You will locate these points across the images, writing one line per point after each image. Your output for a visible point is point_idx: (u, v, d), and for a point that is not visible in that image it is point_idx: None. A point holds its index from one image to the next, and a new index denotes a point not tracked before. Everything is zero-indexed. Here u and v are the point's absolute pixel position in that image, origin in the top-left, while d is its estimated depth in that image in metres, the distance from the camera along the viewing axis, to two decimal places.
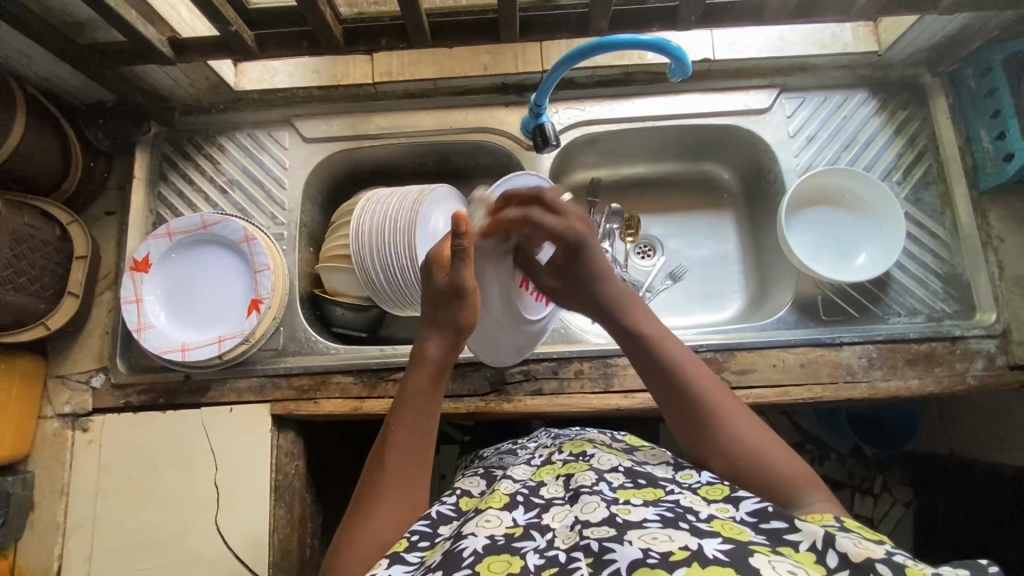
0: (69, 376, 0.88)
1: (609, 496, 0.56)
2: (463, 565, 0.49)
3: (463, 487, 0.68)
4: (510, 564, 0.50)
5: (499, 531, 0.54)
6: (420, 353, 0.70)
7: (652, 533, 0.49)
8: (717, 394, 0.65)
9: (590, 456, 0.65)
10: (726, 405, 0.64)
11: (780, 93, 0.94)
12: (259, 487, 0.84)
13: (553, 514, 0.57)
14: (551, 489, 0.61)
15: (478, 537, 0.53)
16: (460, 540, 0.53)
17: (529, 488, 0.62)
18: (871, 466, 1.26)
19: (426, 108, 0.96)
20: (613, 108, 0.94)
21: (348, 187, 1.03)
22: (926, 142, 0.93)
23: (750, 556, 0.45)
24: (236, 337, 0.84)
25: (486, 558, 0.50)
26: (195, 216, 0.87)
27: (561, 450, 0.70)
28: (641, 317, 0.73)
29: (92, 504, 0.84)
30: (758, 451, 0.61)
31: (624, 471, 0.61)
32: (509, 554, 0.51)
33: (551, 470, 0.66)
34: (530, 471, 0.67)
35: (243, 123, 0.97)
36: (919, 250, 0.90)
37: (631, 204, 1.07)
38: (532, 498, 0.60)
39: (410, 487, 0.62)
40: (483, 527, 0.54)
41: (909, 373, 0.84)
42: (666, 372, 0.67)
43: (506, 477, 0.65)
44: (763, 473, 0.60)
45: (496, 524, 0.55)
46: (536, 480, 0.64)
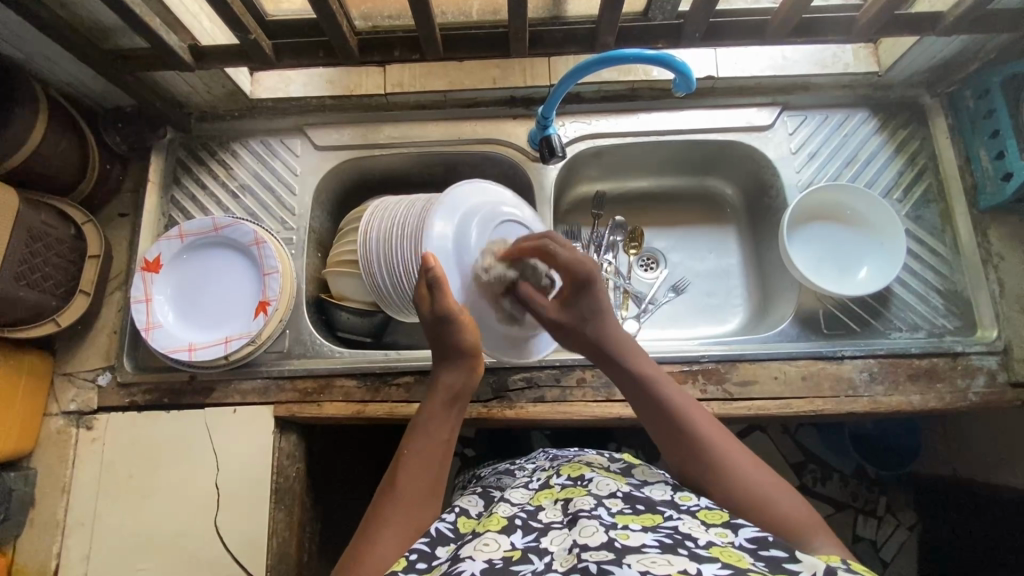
0: (76, 374, 0.89)
1: (607, 519, 0.55)
2: None
3: (461, 509, 0.66)
4: None
5: (497, 555, 0.54)
6: (433, 381, 0.71)
7: (650, 558, 0.48)
8: (714, 429, 0.65)
9: (589, 481, 0.64)
10: (725, 446, 0.63)
11: (783, 111, 0.96)
12: (260, 488, 0.84)
13: (552, 538, 0.55)
14: (549, 513, 0.60)
15: (477, 561, 0.52)
16: (458, 563, 0.52)
17: (528, 512, 0.61)
18: (874, 488, 1.24)
19: (435, 119, 0.98)
20: (618, 122, 0.96)
21: (357, 195, 1.05)
22: (926, 160, 0.94)
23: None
24: (242, 338, 0.85)
25: None
26: (202, 221, 0.89)
27: (558, 474, 0.69)
28: (641, 359, 0.72)
29: (93, 502, 0.84)
30: (756, 484, 0.60)
31: (623, 496, 0.60)
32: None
33: (550, 494, 0.64)
34: (529, 494, 0.66)
35: (256, 130, 0.99)
36: (920, 267, 0.91)
37: (635, 217, 1.08)
38: (530, 522, 0.59)
39: (419, 509, 0.62)
40: (482, 552, 0.54)
41: (911, 389, 0.84)
42: (660, 408, 0.67)
43: (503, 502, 0.64)
44: (767, 509, 0.58)
45: (494, 547, 0.55)
46: (536, 504, 0.63)
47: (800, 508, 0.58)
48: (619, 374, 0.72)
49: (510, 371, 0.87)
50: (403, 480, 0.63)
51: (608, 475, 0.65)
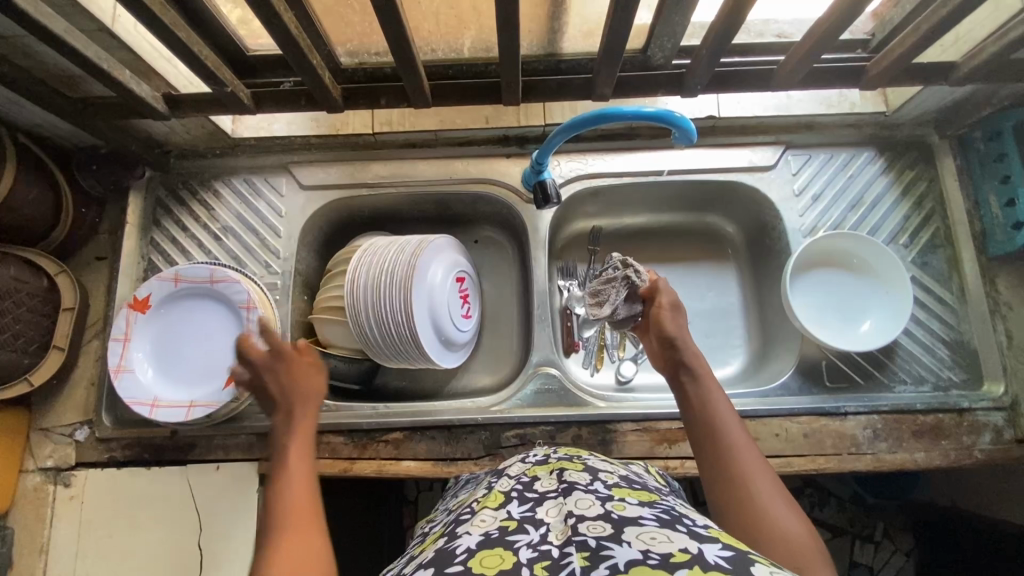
0: (52, 429, 0.86)
1: (603, 494, 0.53)
2: (455, 562, 0.45)
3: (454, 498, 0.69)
4: (502, 559, 0.44)
5: (493, 527, 0.50)
6: None
7: (649, 533, 0.46)
8: (747, 447, 0.63)
9: (586, 459, 0.62)
10: (751, 464, 0.61)
11: (787, 150, 0.93)
12: (246, 550, 0.81)
13: (547, 509, 0.51)
14: (544, 483, 0.57)
15: (471, 535, 0.49)
16: (454, 540, 0.49)
17: (523, 484, 0.57)
18: (871, 513, 1.24)
19: (426, 157, 0.94)
20: (615, 162, 0.93)
21: (346, 232, 1.01)
22: (933, 204, 0.91)
23: (753, 566, 0.42)
24: (208, 407, 0.81)
25: (479, 553, 0.45)
26: (121, 317, 0.83)
27: (556, 450, 0.66)
28: (705, 372, 0.73)
29: (71, 564, 0.81)
30: (766, 503, 0.57)
31: (619, 476, 0.59)
32: (501, 548, 0.46)
33: (545, 467, 0.61)
34: (527, 467, 0.63)
35: (239, 167, 0.95)
36: (927, 317, 0.88)
37: (633, 253, 1.05)
38: (525, 493, 0.55)
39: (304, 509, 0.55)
40: (478, 525, 0.50)
41: (915, 446, 0.82)
42: (705, 417, 0.67)
43: (502, 478, 0.61)
44: (762, 528, 0.56)
45: (490, 521, 0.51)
46: (530, 475, 0.59)
47: (808, 534, 0.55)
48: (677, 389, 0.73)
49: (503, 427, 0.84)
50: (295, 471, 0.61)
51: (606, 460, 0.64)
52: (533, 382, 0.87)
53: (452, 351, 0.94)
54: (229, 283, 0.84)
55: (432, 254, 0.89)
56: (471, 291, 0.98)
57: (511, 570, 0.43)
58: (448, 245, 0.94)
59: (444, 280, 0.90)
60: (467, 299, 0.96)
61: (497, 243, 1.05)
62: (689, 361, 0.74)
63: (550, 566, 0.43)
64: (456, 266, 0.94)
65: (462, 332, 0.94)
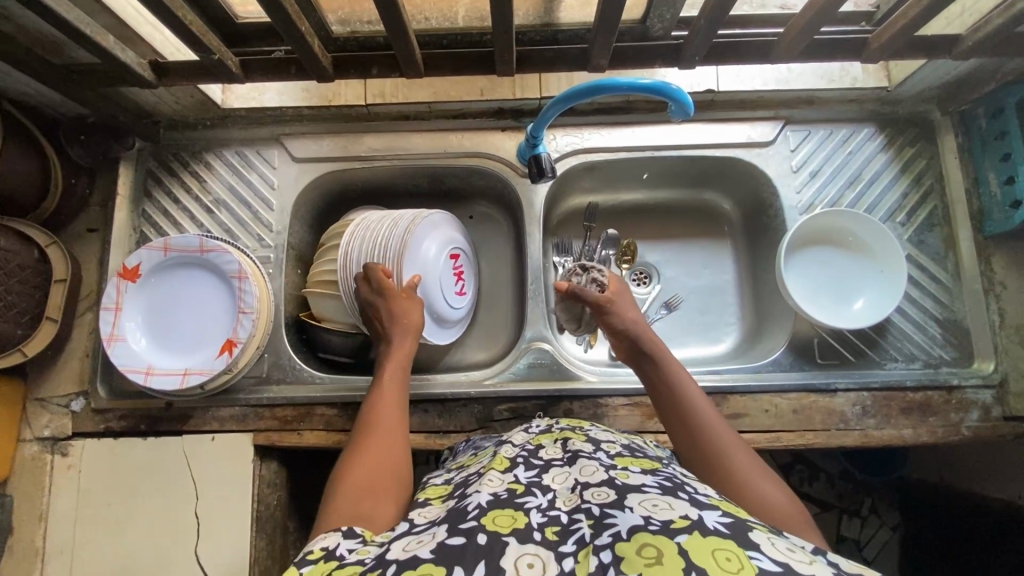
0: (48, 400, 0.87)
1: (607, 462, 0.55)
2: (467, 518, 0.48)
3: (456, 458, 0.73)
4: (514, 519, 0.47)
5: (501, 488, 0.52)
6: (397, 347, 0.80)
7: (652, 500, 0.47)
8: (716, 423, 0.66)
9: (587, 429, 0.65)
10: (724, 438, 0.64)
11: (786, 126, 0.92)
12: (241, 518, 0.82)
13: (553, 475, 0.54)
14: (549, 451, 0.59)
15: (481, 493, 0.51)
16: (466, 498, 0.52)
17: (529, 450, 0.60)
18: (860, 489, 1.24)
19: (420, 129, 0.93)
20: (612, 136, 0.91)
21: (339, 206, 1.00)
22: (932, 182, 0.90)
23: (750, 532, 0.43)
24: (202, 375, 0.81)
25: (490, 512, 0.48)
26: (110, 287, 0.83)
27: (558, 420, 0.69)
28: (665, 356, 0.75)
29: (71, 531, 0.83)
30: (742, 472, 0.60)
31: (621, 445, 0.61)
32: (511, 509, 0.49)
33: (548, 435, 0.64)
34: (529, 435, 0.66)
35: (230, 139, 0.94)
36: (920, 294, 0.88)
37: (629, 230, 1.05)
38: (531, 459, 0.58)
39: (381, 463, 0.64)
40: (487, 485, 0.53)
41: (903, 423, 0.82)
42: (675, 403, 0.69)
43: (505, 443, 0.64)
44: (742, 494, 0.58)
45: (498, 482, 0.53)
46: (536, 443, 0.62)
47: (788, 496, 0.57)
48: (644, 378, 0.75)
49: (495, 400, 0.85)
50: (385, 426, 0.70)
51: (607, 430, 0.66)
52: (526, 357, 0.88)
53: (445, 326, 0.94)
54: (220, 251, 0.84)
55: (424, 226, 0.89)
56: (466, 268, 0.97)
57: (524, 530, 0.46)
58: (443, 220, 0.93)
59: (436, 254, 0.89)
60: (461, 275, 0.95)
61: (492, 218, 1.04)
62: (650, 350, 0.75)
63: (560, 531, 0.46)
64: (450, 240, 0.93)
65: (455, 308, 0.94)
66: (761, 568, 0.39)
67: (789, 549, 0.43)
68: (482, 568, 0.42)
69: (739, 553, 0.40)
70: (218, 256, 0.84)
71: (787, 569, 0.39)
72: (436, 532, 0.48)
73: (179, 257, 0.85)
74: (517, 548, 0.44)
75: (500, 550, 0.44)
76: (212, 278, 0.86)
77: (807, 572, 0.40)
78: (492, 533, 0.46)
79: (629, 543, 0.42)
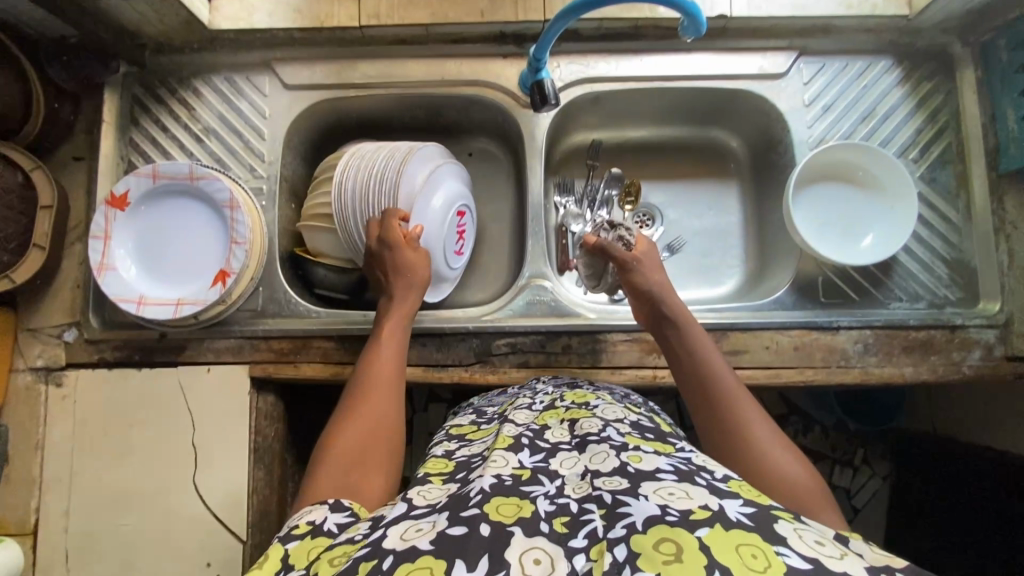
0: (40, 330, 0.85)
1: (618, 442, 0.53)
2: (470, 505, 0.45)
3: (451, 424, 0.71)
4: (520, 508, 0.45)
5: (506, 472, 0.50)
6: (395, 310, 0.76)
7: (667, 488, 0.45)
8: (740, 397, 0.63)
9: (594, 406, 0.63)
10: (744, 412, 0.61)
11: (799, 57, 0.88)
12: (238, 448, 0.82)
13: (562, 461, 0.52)
14: (555, 433, 0.58)
15: (485, 476, 0.48)
16: (468, 483, 0.49)
17: (533, 432, 0.58)
18: (853, 440, 1.23)
19: (417, 55, 0.89)
20: (618, 65, 0.88)
21: (333, 139, 0.97)
22: (948, 118, 0.87)
23: (775, 522, 0.42)
24: (195, 305, 0.80)
25: (494, 498, 0.45)
26: (98, 214, 0.81)
27: (563, 398, 0.68)
28: (690, 324, 0.73)
29: (69, 459, 0.83)
30: (762, 449, 0.57)
31: (631, 423, 0.59)
32: (517, 497, 0.46)
33: (555, 415, 0.63)
34: (532, 416, 0.64)
35: (219, 65, 0.90)
36: (928, 234, 0.86)
37: (633, 169, 1.02)
38: (537, 442, 0.56)
39: (376, 427, 0.63)
40: (491, 468, 0.50)
41: (904, 361, 0.82)
42: (697, 372, 0.67)
43: (507, 422, 0.62)
44: (762, 472, 0.56)
45: (503, 464, 0.51)
46: (540, 424, 0.61)
47: (809, 478, 0.55)
48: (666, 346, 0.73)
49: (494, 335, 0.84)
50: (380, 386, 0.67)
51: (614, 405, 0.65)
52: (525, 293, 0.86)
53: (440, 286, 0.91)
54: (208, 176, 0.81)
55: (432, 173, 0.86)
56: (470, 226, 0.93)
57: (530, 520, 0.43)
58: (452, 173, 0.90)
59: (444, 209, 0.86)
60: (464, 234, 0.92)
61: (492, 154, 1.01)
62: (671, 317, 0.73)
63: (570, 522, 0.44)
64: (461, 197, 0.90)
65: (450, 268, 0.91)
66: (789, 565, 0.37)
67: (818, 543, 0.40)
68: (486, 562, 0.39)
69: (765, 548, 0.39)
70: (208, 184, 0.82)
71: (817, 565, 0.38)
72: (436, 520, 0.44)
73: (169, 186, 0.83)
74: (525, 540, 0.41)
75: (505, 542, 0.41)
76: (204, 208, 0.83)
77: (837, 568, 0.38)
78: (496, 523, 0.43)
79: (646, 537, 0.40)
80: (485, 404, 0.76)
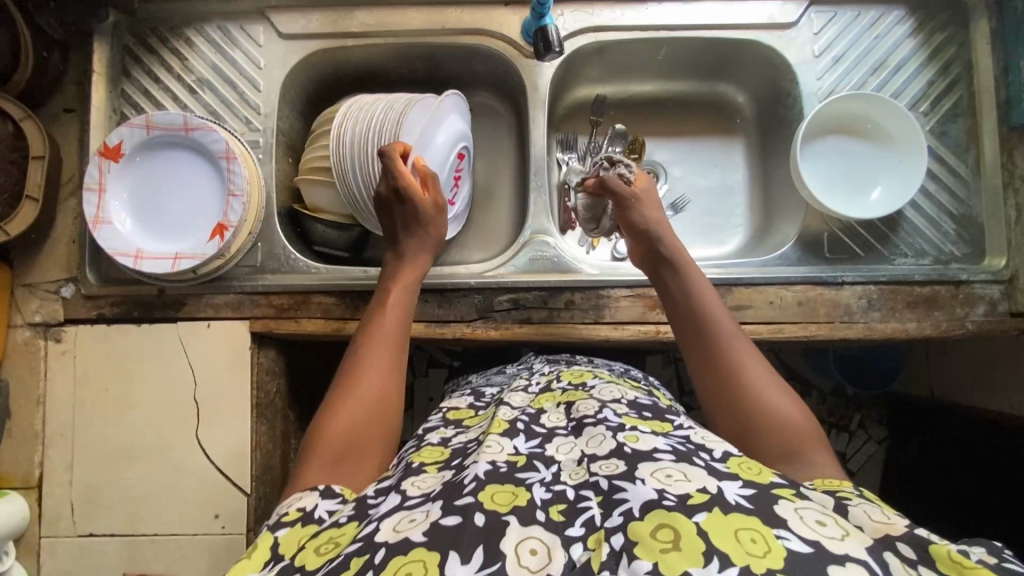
0: (36, 286, 0.84)
1: (614, 424, 0.52)
2: (464, 493, 0.44)
3: (450, 406, 0.69)
4: (515, 496, 0.44)
5: (501, 458, 0.48)
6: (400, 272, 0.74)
7: (665, 470, 0.44)
8: (737, 341, 0.62)
9: (590, 387, 0.62)
10: (740, 355, 0.60)
11: (810, 6, 0.85)
12: (240, 404, 0.82)
13: (558, 446, 0.51)
14: (551, 418, 0.57)
15: (478, 463, 0.47)
16: (463, 470, 0.47)
17: (529, 416, 0.57)
18: (850, 404, 1.23)
19: (416, 4, 0.86)
20: (624, 14, 0.85)
21: (331, 93, 0.95)
22: (961, 70, 0.85)
23: (776, 504, 0.41)
24: (193, 259, 0.78)
25: (488, 487, 0.44)
26: (92, 166, 0.79)
27: (559, 379, 0.67)
28: (692, 272, 0.70)
29: (71, 415, 0.83)
30: (758, 395, 0.57)
31: (628, 402, 0.57)
32: (513, 484, 0.45)
33: (550, 398, 0.62)
34: (529, 398, 0.63)
35: (211, 13, 0.87)
36: (936, 190, 0.85)
37: (638, 126, 1.00)
38: (532, 427, 0.54)
39: (379, 396, 0.61)
40: (485, 453, 0.48)
41: (908, 316, 0.81)
42: (695, 315, 0.65)
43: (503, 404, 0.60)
44: (758, 420, 0.56)
45: (497, 450, 0.49)
46: (536, 407, 0.59)
47: (803, 420, 0.56)
48: (660, 288, 0.71)
49: (496, 291, 0.84)
50: (381, 353, 0.64)
51: (611, 383, 0.63)
52: (528, 250, 0.85)
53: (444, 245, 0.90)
54: (201, 125, 0.79)
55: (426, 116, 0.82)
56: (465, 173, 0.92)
57: (526, 509, 0.43)
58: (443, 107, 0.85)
59: (441, 150, 0.84)
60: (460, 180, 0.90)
61: (493, 109, 0.98)
62: (670, 256, 0.71)
63: (566, 510, 0.43)
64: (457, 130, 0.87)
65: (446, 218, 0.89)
66: (790, 549, 0.37)
67: (819, 522, 0.39)
68: (480, 554, 0.39)
69: (766, 534, 0.38)
70: (204, 134, 0.79)
71: (818, 549, 0.37)
72: (430, 510, 0.43)
73: (164, 137, 0.81)
74: (519, 530, 0.41)
75: (500, 532, 0.41)
76: (200, 161, 0.82)
77: (840, 550, 0.37)
78: (491, 512, 0.42)
79: (643, 524, 0.40)
80: (483, 385, 0.78)
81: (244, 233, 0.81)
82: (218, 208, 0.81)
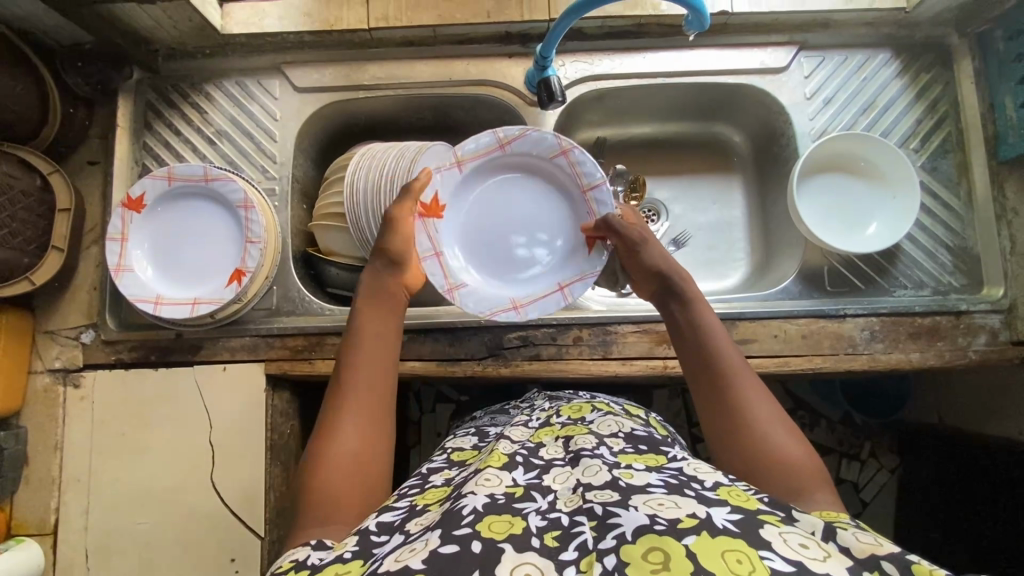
0: (58, 332, 0.87)
1: (610, 459, 0.53)
2: (463, 524, 0.44)
3: (454, 446, 0.70)
4: (512, 525, 0.45)
5: (499, 490, 0.49)
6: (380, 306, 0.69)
7: (657, 499, 0.45)
8: (747, 383, 0.60)
9: (589, 421, 0.64)
10: (748, 398, 0.59)
11: (800, 51, 0.90)
12: (254, 445, 0.83)
13: (554, 476, 0.53)
14: (550, 451, 0.58)
15: (477, 495, 0.48)
16: (460, 499, 0.48)
17: (529, 449, 0.58)
18: (860, 433, 1.23)
19: (425, 57, 0.90)
20: (623, 62, 0.89)
21: (343, 141, 0.99)
22: (948, 108, 0.89)
23: (760, 528, 0.41)
24: (212, 304, 0.81)
25: (486, 517, 0.45)
26: (115, 217, 0.82)
27: (557, 415, 0.68)
28: (703, 308, 0.68)
29: (87, 458, 0.84)
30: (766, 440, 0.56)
31: (625, 437, 0.59)
32: (509, 514, 0.46)
33: (550, 432, 0.63)
34: (529, 433, 0.64)
35: (231, 69, 0.92)
36: (932, 223, 0.87)
37: (639, 165, 1.03)
38: (531, 459, 0.56)
39: (362, 444, 0.58)
40: (483, 486, 0.49)
41: (910, 347, 0.83)
42: (701, 352, 0.64)
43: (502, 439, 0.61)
44: (764, 463, 0.55)
45: (496, 483, 0.50)
46: (535, 441, 0.61)
47: (811, 465, 0.54)
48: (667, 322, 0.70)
49: (505, 329, 0.86)
50: (361, 399, 0.60)
51: (610, 416, 0.65)
52: None
53: None
54: (220, 175, 0.82)
55: (555, 176, 0.82)
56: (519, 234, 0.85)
57: (521, 536, 0.44)
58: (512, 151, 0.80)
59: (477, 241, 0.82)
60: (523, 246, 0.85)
61: None
62: (680, 291, 0.70)
63: (560, 536, 0.44)
64: (492, 166, 0.82)
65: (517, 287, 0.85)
66: (773, 568, 0.37)
67: (801, 545, 0.40)
68: None
69: (750, 553, 0.39)
70: (223, 184, 0.83)
71: (800, 567, 0.38)
72: (429, 539, 0.44)
73: (184, 188, 0.84)
74: (514, 556, 0.42)
75: (496, 558, 0.41)
76: (217, 211, 0.85)
77: (821, 569, 0.38)
78: (488, 539, 0.43)
79: (634, 547, 0.40)
80: (488, 425, 0.78)
81: (261, 272, 0.83)
82: (234, 255, 0.84)
